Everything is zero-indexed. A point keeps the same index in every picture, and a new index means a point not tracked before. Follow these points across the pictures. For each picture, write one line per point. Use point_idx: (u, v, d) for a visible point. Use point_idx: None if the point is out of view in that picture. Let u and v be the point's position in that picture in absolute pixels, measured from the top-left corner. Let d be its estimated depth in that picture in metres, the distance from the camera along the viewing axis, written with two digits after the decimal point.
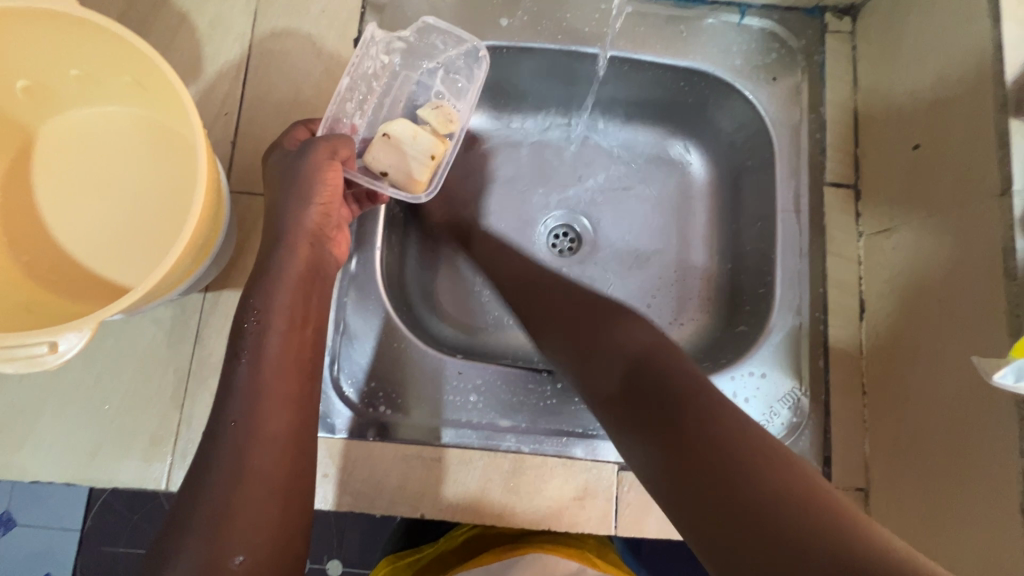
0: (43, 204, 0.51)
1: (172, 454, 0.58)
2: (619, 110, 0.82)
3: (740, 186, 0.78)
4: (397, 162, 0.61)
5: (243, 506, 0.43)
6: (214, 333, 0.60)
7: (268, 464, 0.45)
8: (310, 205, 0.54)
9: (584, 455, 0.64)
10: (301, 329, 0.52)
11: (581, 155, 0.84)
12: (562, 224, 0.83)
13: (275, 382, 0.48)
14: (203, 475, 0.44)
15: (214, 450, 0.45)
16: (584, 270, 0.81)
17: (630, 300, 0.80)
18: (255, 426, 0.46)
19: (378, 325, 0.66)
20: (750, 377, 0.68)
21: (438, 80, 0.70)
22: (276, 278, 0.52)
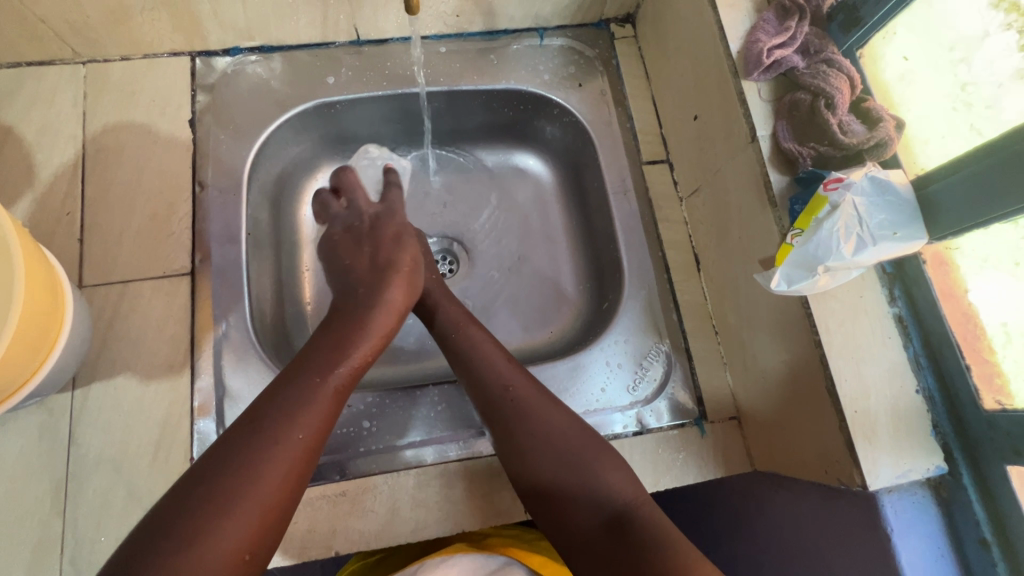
0: None
1: (61, 563, 0.58)
2: (462, 137, 0.89)
3: (581, 178, 0.86)
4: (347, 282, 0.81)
5: (249, 500, 0.44)
6: (86, 428, 0.62)
7: (282, 477, 0.47)
8: (401, 289, 0.64)
9: (484, 451, 0.66)
10: (354, 370, 0.56)
11: (444, 181, 0.90)
12: (438, 250, 0.87)
13: (323, 411, 0.51)
14: (229, 461, 0.46)
15: (244, 441, 0.47)
16: (465, 288, 0.84)
17: (514, 304, 0.84)
18: (291, 438, 0.48)
19: (261, 380, 0.66)
20: (616, 344, 0.72)
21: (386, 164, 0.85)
22: (359, 325, 0.59)
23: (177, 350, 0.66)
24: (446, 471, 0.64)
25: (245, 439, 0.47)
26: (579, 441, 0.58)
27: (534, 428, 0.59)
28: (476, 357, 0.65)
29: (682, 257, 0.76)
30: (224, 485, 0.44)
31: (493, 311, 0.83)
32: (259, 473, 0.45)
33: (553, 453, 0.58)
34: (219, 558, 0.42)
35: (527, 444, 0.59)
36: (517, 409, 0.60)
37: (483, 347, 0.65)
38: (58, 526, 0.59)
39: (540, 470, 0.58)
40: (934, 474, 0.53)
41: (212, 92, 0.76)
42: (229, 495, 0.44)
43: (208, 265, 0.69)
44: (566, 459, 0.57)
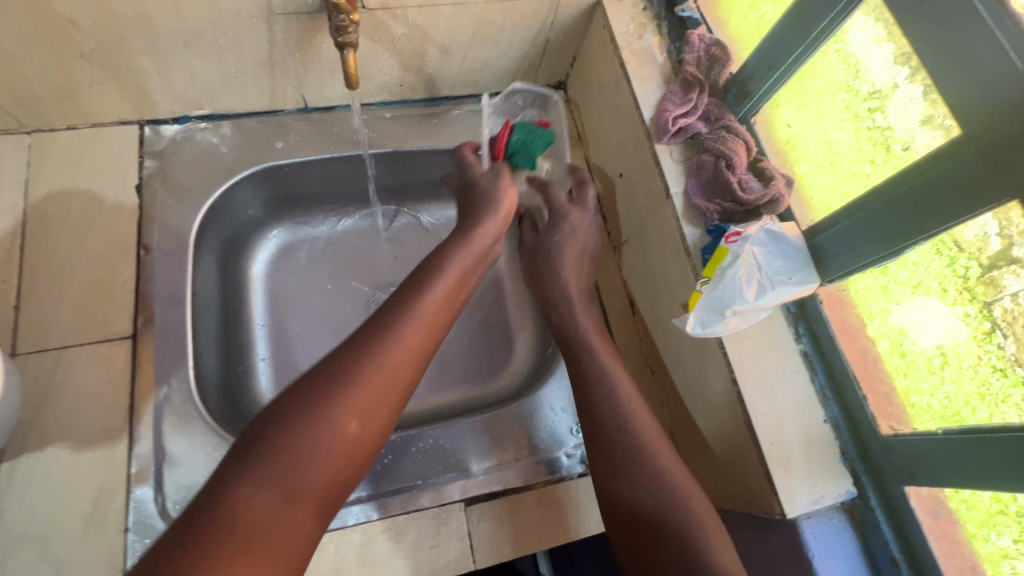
0: None
1: None
2: (410, 194, 0.94)
3: None
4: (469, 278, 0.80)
5: (312, 453, 0.45)
6: (13, 504, 0.60)
7: (386, 391, 0.49)
8: (466, 254, 0.64)
9: (430, 504, 0.67)
10: (430, 331, 0.54)
11: (395, 237, 0.94)
12: None
13: (398, 368, 0.50)
14: (306, 409, 0.46)
15: (317, 392, 0.47)
16: None
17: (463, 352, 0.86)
18: (361, 395, 0.48)
19: (201, 442, 0.66)
20: (559, 388, 0.76)
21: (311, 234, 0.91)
22: (439, 279, 0.59)
23: (115, 416, 0.65)
24: (392, 525, 0.65)
25: (356, 344, 0.50)
26: (675, 475, 0.56)
27: (634, 477, 0.56)
28: (600, 383, 0.63)
29: (618, 301, 0.81)
30: (294, 435, 0.45)
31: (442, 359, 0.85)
32: (331, 422, 0.46)
33: (638, 478, 0.56)
34: (275, 510, 0.43)
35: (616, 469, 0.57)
36: (631, 432, 0.59)
37: (608, 367, 0.65)
38: None
39: (623, 483, 0.56)
40: (845, 498, 0.57)
41: (161, 157, 0.78)
42: (297, 446, 0.44)
43: (151, 327, 0.69)
44: (662, 486, 0.55)
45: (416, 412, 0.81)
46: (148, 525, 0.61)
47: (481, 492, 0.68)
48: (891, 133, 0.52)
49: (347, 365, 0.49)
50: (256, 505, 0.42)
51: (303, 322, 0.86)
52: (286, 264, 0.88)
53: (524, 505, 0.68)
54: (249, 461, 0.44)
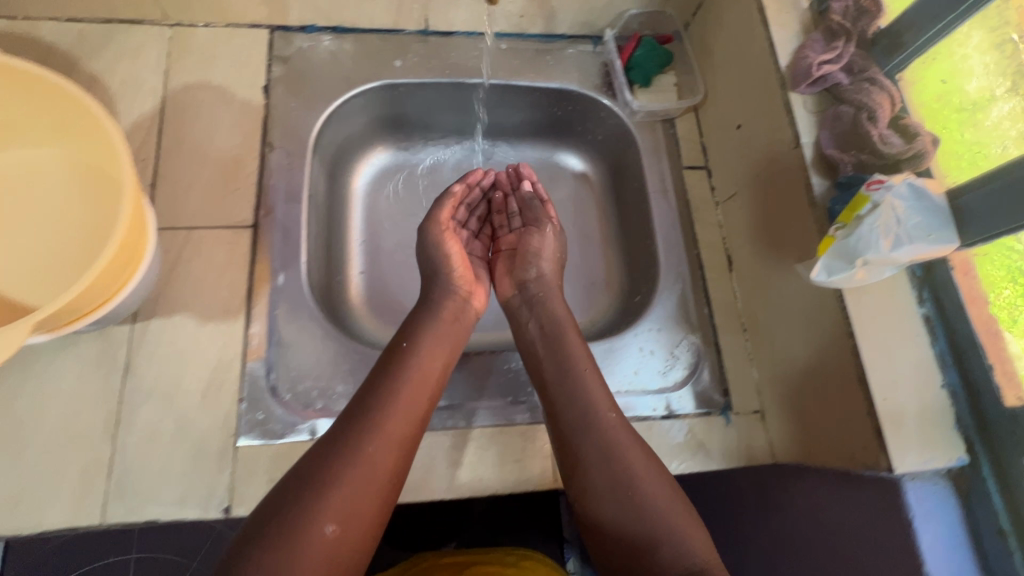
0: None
1: (107, 485, 0.60)
2: (509, 132, 0.95)
3: (621, 179, 0.92)
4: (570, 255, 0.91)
5: (346, 477, 0.51)
6: (143, 360, 0.64)
7: (369, 490, 0.52)
8: (449, 302, 0.71)
9: (519, 421, 0.69)
10: (430, 367, 0.63)
11: (488, 172, 0.96)
12: None
13: (406, 405, 0.58)
14: (339, 447, 0.53)
15: (346, 429, 0.54)
16: None
17: None
18: (386, 426, 0.55)
19: (311, 332, 0.69)
20: (649, 332, 0.76)
21: (408, 158, 0.93)
22: (431, 314, 0.68)
23: (235, 297, 0.68)
24: (483, 434, 0.67)
25: (347, 435, 0.54)
26: (665, 492, 0.57)
27: (610, 506, 0.57)
28: (578, 397, 0.63)
29: (715, 256, 0.80)
30: (326, 470, 0.51)
31: None
32: (359, 454, 0.52)
33: (631, 500, 0.56)
34: (319, 537, 0.48)
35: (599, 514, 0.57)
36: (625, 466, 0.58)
37: (591, 392, 0.63)
38: (108, 453, 0.61)
39: (607, 511, 0.56)
40: (955, 465, 0.56)
41: (287, 63, 0.80)
42: (331, 475, 0.51)
43: (271, 220, 0.72)
44: (637, 517, 0.55)
45: (501, 340, 0.83)
46: (260, 398, 0.65)
47: None
48: (1000, 138, 0.55)
49: (341, 448, 0.53)
50: (303, 536, 0.47)
51: (395, 241, 0.89)
52: (382, 183, 0.91)
53: None
54: (285, 497, 0.49)
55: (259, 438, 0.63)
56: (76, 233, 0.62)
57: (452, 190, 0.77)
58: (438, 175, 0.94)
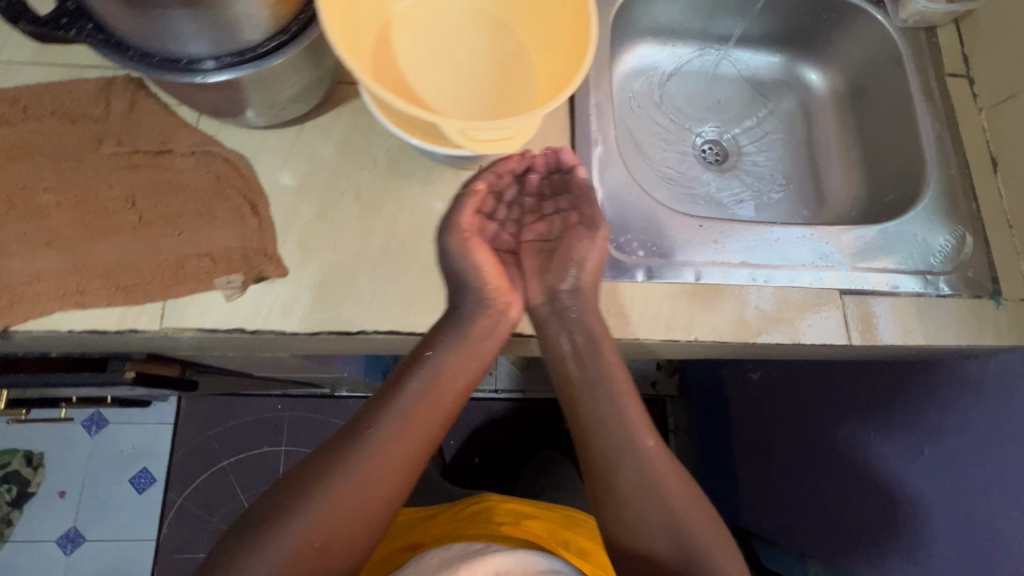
0: (432, 64, 0.63)
1: (479, 300, 0.69)
2: (745, 44, 1.03)
3: (865, 89, 0.96)
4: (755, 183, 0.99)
5: (330, 499, 0.58)
6: (494, 202, 0.73)
7: (369, 498, 0.59)
8: (485, 314, 0.69)
9: (811, 285, 0.76)
10: (450, 385, 0.66)
11: (717, 81, 1.04)
12: (710, 140, 1.03)
13: (405, 451, 0.62)
14: (359, 463, 0.59)
15: (349, 454, 0.60)
16: (733, 172, 1.00)
17: (770, 189, 0.99)
18: (387, 456, 0.61)
19: (625, 193, 0.77)
20: (919, 222, 0.81)
21: (653, 60, 1.01)
22: (456, 337, 0.66)
23: None
24: (782, 292, 0.74)
25: (330, 460, 0.60)
26: (674, 545, 0.61)
27: (636, 516, 0.63)
28: (612, 408, 0.67)
29: (980, 156, 0.84)
30: (360, 480, 0.59)
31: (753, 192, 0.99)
32: (371, 480, 0.59)
33: (627, 526, 0.63)
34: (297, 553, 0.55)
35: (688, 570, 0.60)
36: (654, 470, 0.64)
37: (627, 412, 0.67)
38: (475, 274, 0.70)
39: (609, 509, 0.64)
40: None
41: None
42: (320, 489, 0.58)
43: (584, 92, 0.79)
44: (651, 562, 0.62)
45: None
46: None
47: (851, 286, 0.77)
48: None
49: (330, 469, 0.59)
50: (304, 553, 0.56)
51: (645, 133, 0.98)
52: (632, 80, 1.00)
53: (890, 305, 0.76)
54: (288, 505, 0.57)
55: (597, 275, 0.71)
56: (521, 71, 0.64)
57: (474, 189, 0.68)
58: (675, 78, 1.03)
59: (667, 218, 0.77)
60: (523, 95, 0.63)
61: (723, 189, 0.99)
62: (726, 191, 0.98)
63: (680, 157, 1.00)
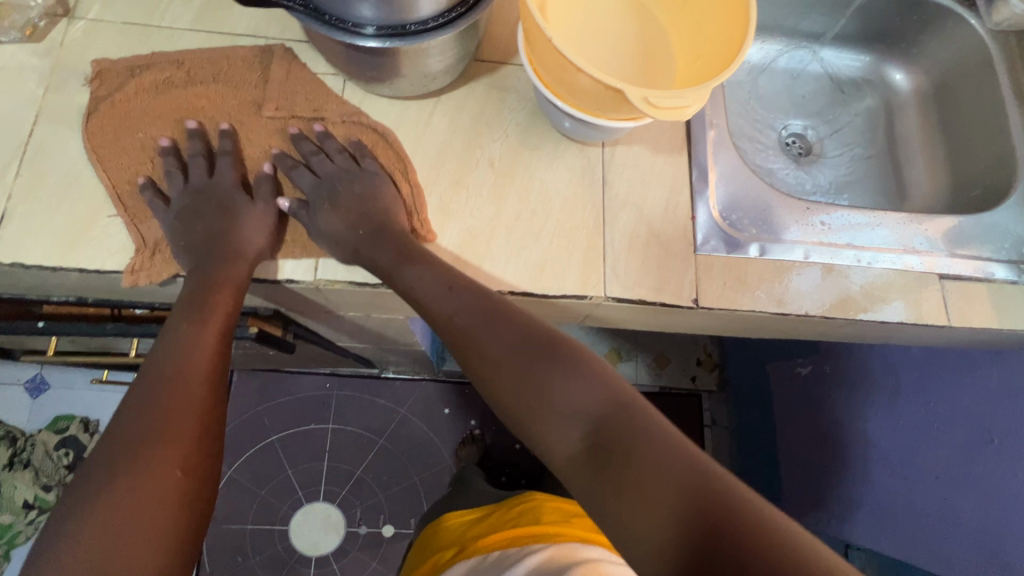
0: (580, 42, 0.69)
1: (603, 267, 0.73)
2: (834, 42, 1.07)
3: (952, 89, 1.00)
4: (836, 176, 1.04)
5: (151, 446, 0.54)
6: (616, 176, 0.77)
7: (161, 417, 0.56)
8: (239, 268, 0.67)
9: (910, 268, 0.80)
10: (218, 332, 0.64)
11: (804, 77, 1.09)
12: (794, 133, 1.07)
13: (200, 381, 0.60)
14: (139, 403, 0.57)
15: (150, 399, 0.57)
16: (816, 165, 1.04)
17: (852, 181, 1.03)
18: (165, 398, 0.57)
19: (735, 176, 0.81)
20: (1010, 215, 0.85)
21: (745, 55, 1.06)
22: (218, 280, 0.66)
23: (678, 136, 0.80)
24: (883, 274, 0.79)
25: (133, 399, 0.58)
26: (604, 407, 0.51)
27: (562, 415, 0.52)
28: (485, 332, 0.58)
29: None
30: (138, 426, 0.55)
31: (834, 184, 1.03)
32: (161, 427, 0.55)
33: (564, 416, 0.52)
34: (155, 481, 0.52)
35: (637, 440, 0.48)
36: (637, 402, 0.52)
37: (464, 292, 0.62)
38: (599, 243, 0.74)
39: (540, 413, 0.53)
40: None
41: None
42: (144, 439, 0.54)
43: None
44: (604, 456, 0.49)
45: None
46: (709, 218, 0.77)
47: (950, 272, 0.81)
48: None
49: (134, 423, 0.55)
50: (139, 490, 0.51)
51: (737, 123, 1.02)
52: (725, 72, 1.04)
53: (985, 291, 0.80)
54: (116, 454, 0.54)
55: (714, 249, 0.76)
56: (657, 53, 0.69)
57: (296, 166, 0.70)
58: (765, 73, 1.07)
59: (775, 200, 0.81)
60: (660, 72, 0.68)
61: (807, 177, 1.03)
62: (812, 182, 1.03)
63: (767, 147, 1.04)
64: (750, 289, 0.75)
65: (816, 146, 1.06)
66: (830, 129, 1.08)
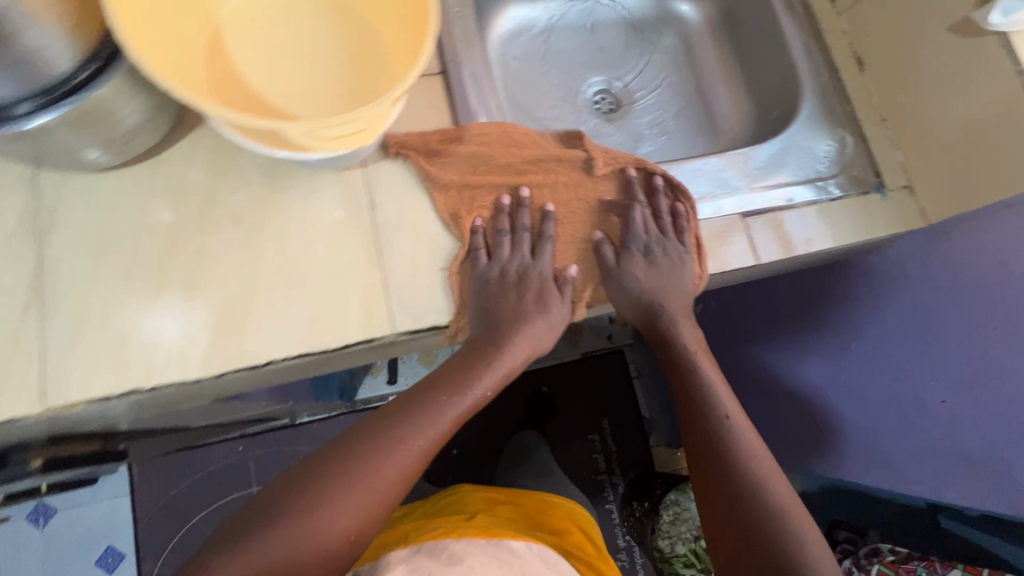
0: (268, 66, 0.59)
1: (387, 302, 0.66)
2: None
3: (735, 11, 0.97)
4: (649, 127, 1.00)
5: (357, 488, 0.58)
6: (385, 196, 0.70)
7: (388, 481, 0.60)
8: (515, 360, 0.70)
9: (710, 215, 0.78)
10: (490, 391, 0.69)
11: (597, 29, 1.03)
12: (600, 90, 1.02)
13: (419, 455, 0.62)
14: (335, 484, 0.57)
15: (355, 465, 0.59)
16: (627, 120, 1.00)
17: (666, 128, 1.00)
18: (400, 458, 0.61)
19: (517, 163, 0.76)
20: (801, 133, 0.84)
21: (529, 21, 0.99)
22: (494, 357, 0.69)
23: (446, 134, 0.73)
24: (685, 228, 0.76)
25: (340, 464, 0.59)
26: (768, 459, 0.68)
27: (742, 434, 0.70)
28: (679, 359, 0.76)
29: (846, 59, 0.87)
30: (286, 505, 0.56)
31: (648, 136, 0.99)
32: (382, 463, 0.60)
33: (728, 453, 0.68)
34: (328, 536, 0.56)
35: (747, 462, 0.67)
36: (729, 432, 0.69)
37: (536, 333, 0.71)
38: (379, 275, 0.67)
39: (711, 469, 0.68)
40: None
41: None
42: (331, 494, 0.57)
43: (457, 64, 0.76)
44: (710, 482, 0.68)
45: None
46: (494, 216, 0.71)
47: (752, 208, 0.79)
48: None
49: (314, 483, 0.58)
50: (303, 536, 0.55)
51: (533, 98, 0.97)
52: (511, 44, 0.97)
53: (788, 218, 0.79)
54: (302, 488, 0.58)
55: (503, 249, 0.70)
56: (363, 56, 0.60)
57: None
58: (555, 35, 1.01)
59: None
60: (372, 77, 0.59)
61: (620, 133, 0.99)
62: (626, 140, 0.99)
63: (574, 113, 0.99)
64: None
65: (624, 99, 1.01)
66: (636, 77, 1.03)
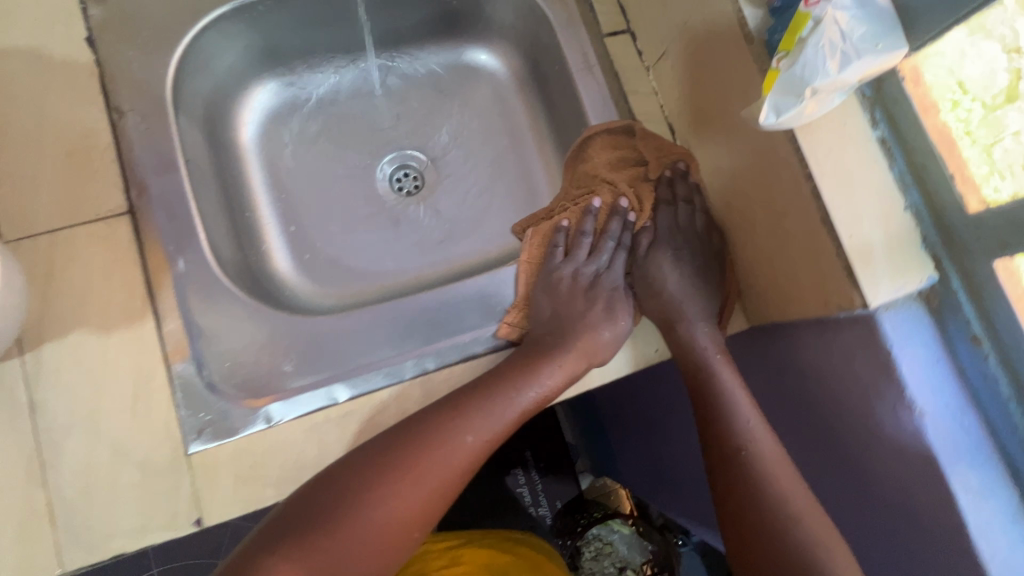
0: None
1: (55, 531, 0.54)
2: (405, 39, 0.83)
3: (540, 64, 0.82)
4: (462, 212, 0.82)
5: (394, 487, 0.54)
6: (51, 391, 0.56)
7: (398, 501, 0.54)
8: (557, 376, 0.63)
9: (484, 351, 0.66)
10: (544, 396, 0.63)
11: (392, 92, 0.84)
12: (398, 167, 0.82)
13: (457, 461, 0.57)
14: (397, 465, 0.55)
15: (410, 452, 0.55)
16: (434, 204, 0.82)
17: (483, 211, 0.82)
18: (468, 441, 0.58)
19: (238, 318, 0.62)
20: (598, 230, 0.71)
21: (297, 94, 0.80)
22: (547, 361, 0.64)
23: (133, 296, 0.59)
24: (451, 374, 0.64)
25: (389, 458, 0.55)
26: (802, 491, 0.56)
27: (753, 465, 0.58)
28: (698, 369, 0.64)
29: (655, 127, 0.74)
30: (333, 495, 0.53)
31: (461, 224, 0.81)
32: (428, 457, 0.56)
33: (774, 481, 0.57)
34: (371, 525, 0.53)
35: (768, 492, 0.56)
36: (729, 456, 0.59)
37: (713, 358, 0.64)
38: (42, 498, 0.54)
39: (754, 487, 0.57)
40: (925, 285, 0.54)
41: (104, 3, 0.66)
42: (371, 478, 0.54)
43: (148, 198, 0.61)
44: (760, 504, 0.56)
45: (445, 274, 0.79)
46: (202, 392, 0.59)
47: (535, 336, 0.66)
48: None
49: (407, 450, 0.55)
50: (347, 523, 0.52)
51: (306, 192, 0.78)
52: (273, 127, 0.79)
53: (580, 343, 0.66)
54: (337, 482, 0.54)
55: (212, 438, 0.58)
56: None
57: None
58: (336, 107, 0.82)
59: (304, 324, 0.63)
60: None
61: (424, 221, 0.81)
62: (432, 231, 0.81)
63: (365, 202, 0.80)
64: (274, 473, 0.58)
65: (430, 177, 0.83)
66: (445, 147, 0.84)
